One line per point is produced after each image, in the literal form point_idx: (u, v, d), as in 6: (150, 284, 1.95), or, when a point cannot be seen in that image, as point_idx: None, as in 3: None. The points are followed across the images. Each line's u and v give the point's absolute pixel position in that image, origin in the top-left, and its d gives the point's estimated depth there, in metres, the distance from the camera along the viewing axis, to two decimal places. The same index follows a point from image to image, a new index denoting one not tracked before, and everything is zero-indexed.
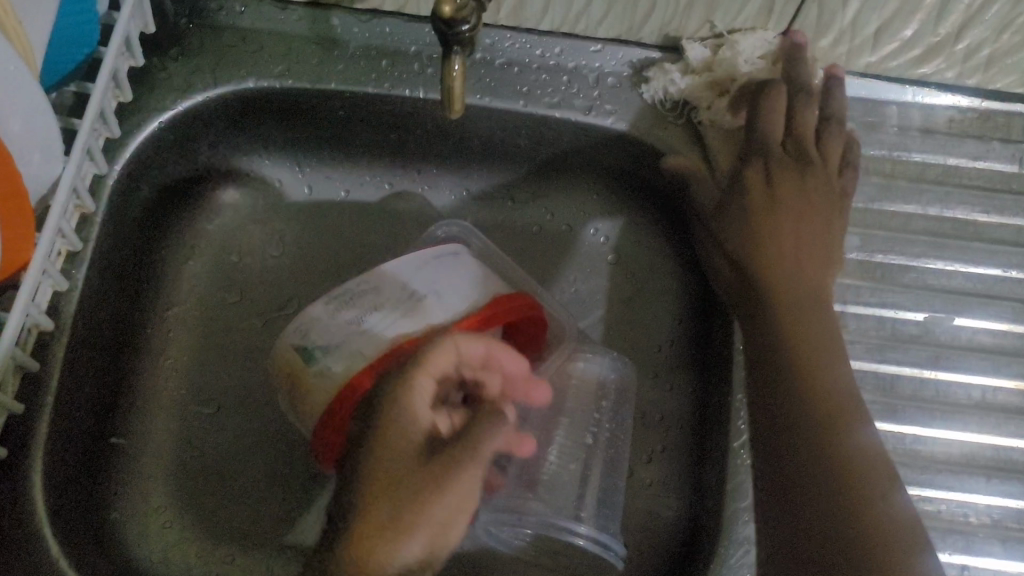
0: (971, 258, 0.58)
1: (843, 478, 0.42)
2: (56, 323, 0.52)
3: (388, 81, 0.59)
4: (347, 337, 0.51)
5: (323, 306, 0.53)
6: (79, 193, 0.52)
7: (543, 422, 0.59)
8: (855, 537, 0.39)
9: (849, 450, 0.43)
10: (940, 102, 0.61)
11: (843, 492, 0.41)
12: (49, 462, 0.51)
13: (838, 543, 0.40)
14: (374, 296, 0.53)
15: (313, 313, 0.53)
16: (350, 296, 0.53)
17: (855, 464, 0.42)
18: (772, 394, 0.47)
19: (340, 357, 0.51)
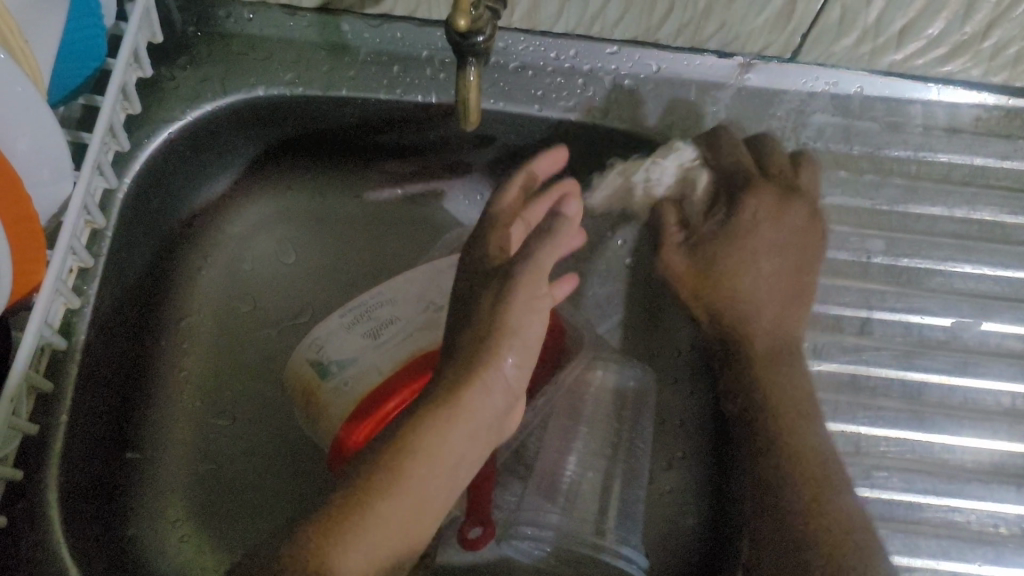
0: (998, 261, 0.57)
1: (800, 471, 0.50)
2: (69, 342, 0.51)
3: (400, 87, 0.58)
4: (362, 354, 0.52)
5: (336, 321, 0.53)
6: (90, 209, 0.51)
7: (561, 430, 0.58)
8: (801, 519, 0.49)
9: (808, 450, 0.51)
10: (967, 100, 0.59)
11: (800, 483, 0.50)
12: (66, 482, 0.50)
13: (787, 524, 0.49)
14: (390, 308, 0.54)
15: (326, 328, 0.53)
16: (363, 311, 0.54)
17: (812, 462, 0.51)
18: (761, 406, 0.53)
19: (355, 372, 0.51)
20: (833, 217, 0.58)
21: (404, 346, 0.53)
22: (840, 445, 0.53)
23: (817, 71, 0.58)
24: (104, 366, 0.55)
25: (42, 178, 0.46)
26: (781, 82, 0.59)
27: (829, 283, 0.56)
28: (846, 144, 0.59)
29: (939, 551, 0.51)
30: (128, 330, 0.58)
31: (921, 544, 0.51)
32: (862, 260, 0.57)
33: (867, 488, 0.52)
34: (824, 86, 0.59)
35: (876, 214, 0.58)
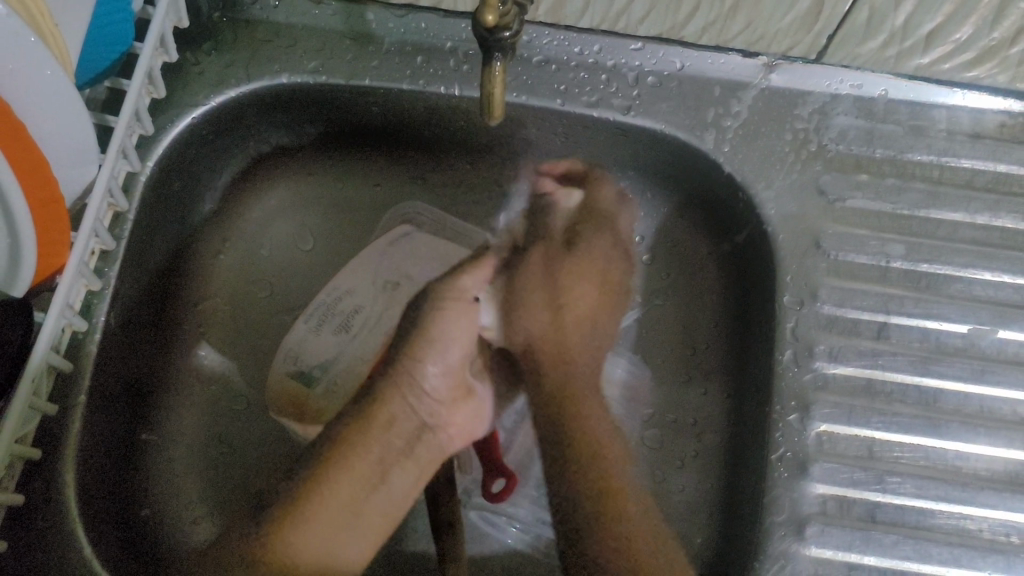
0: (1020, 269, 0.57)
1: (756, 474, 0.53)
2: (88, 323, 0.51)
3: (424, 78, 0.58)
4: (342, 350, 0.59)
5: (303, 326, 0.59)
6: (113, 192, 0.51)
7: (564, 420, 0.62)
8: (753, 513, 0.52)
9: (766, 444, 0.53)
10: (991, 106, 0.59)
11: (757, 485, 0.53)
12: (83, 463, 0.50)
13: (746, 520, 0.53)
14: (352, 299, 0.60)
15: (297, 335, 0.59)
16: (325, 311, 0.59)
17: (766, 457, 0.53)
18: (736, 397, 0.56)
19: (341, 369, 0.58)
20: (853, 220, 0.57)
21: (376, 330, 0.60)
22: (854, 449, 0.53)
23: (841, 73, 0.58)
24: (121, 348, 0.55)
25: (67, 161, 0.46)
26: (804, 83, 0.59)
27: (848, 286, 0.56)
28: (869, 147, 0.58)
29: (950, 558, 0.51)
30: (146, 314, 0.58)
31: (932, 551, 0.51)
32: (881, 264, 0.57)
33: (879, 493, 0.52)
34: (848, 88, 0.59)
35: (897, 219, 0.58)
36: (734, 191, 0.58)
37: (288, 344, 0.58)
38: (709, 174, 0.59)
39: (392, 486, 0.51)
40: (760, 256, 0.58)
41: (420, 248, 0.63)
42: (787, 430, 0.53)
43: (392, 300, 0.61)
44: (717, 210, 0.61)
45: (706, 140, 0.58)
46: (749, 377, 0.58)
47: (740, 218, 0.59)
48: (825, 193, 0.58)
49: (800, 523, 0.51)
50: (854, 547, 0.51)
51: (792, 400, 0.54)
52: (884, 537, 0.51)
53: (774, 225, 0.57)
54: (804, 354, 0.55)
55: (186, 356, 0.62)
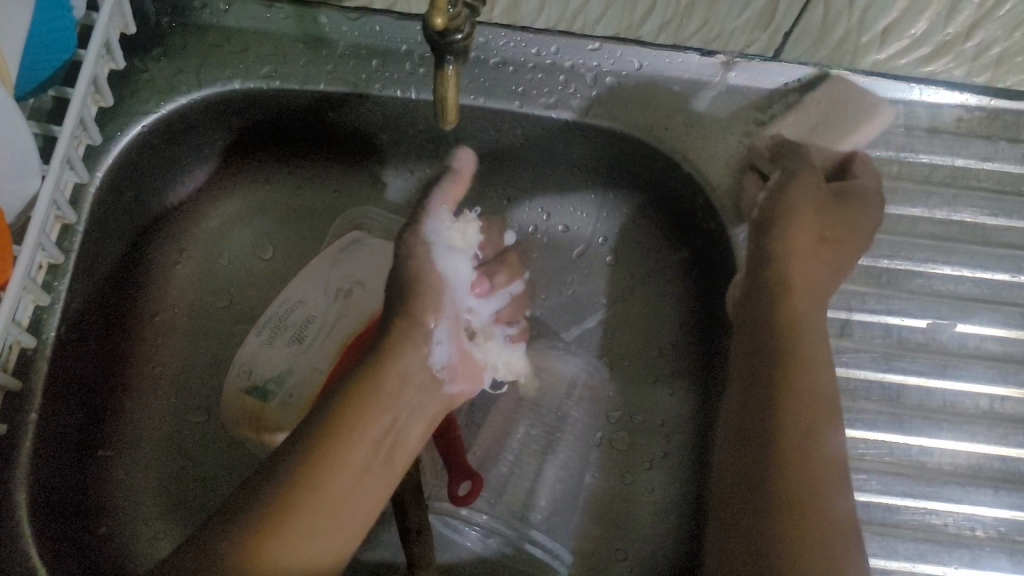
0: (978, 263, 0.57)
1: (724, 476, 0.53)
2: (38, 338, 0.50)
3: (379, 82, 0.57)
4: (295, 361, 0.56)
5: (256, 340, 0.57)
6: (60, 203, 0.49)
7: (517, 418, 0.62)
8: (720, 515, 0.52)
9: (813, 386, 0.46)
10: (949, 101, 0.59)
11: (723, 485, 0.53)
12: (34, 482, 0.49)
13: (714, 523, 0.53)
14: (303, 310, 0.58)
15: (248, 353, 0.56)
16: (278, 322, 0.57)
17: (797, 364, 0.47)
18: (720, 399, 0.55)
19: (295, 383, 0.55)
20: None
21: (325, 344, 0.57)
22: None
23: (798, 71, 0.58)
24: (74, 362, 0.54)
25: (8, 174, 0.45)
26: (763, 81, 0.58)
27: None
28: None
29: (916, 554, 0.51)
30: (100, 327, 0.57)
31: (899, 547, 0.51)
32: None
33: None
34: (809, 86, 0.58)
35: None
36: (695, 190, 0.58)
37: (239, 364, 0.56)
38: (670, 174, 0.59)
39: (352, 508, 0.44)
40: (722, 257, 0.58)
41: (367, 257, 0.61)
42: None
43: (344, 310, 0.58)
44: (679, 209, 0.61)
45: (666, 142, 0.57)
46: (714, 379, 0.57)
47: (702, 219, 0.59)
48: None
49: None
50: None
51: None
52: None
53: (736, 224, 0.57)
54: None
55: (143, 368, 0.61)
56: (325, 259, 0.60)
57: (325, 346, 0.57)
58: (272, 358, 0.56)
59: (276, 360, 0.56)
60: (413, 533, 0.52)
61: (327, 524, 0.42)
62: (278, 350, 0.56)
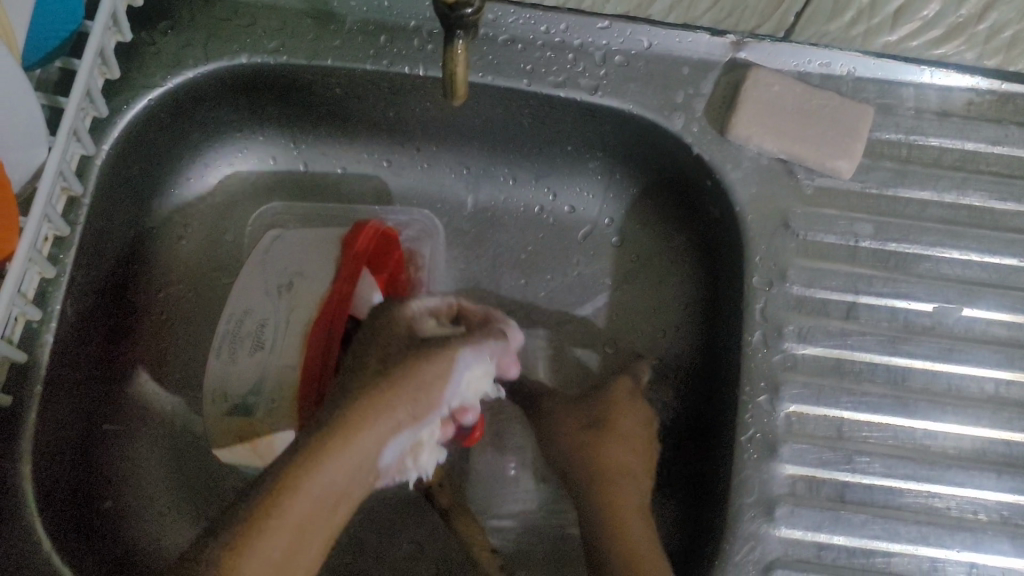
0: (986, 247, 0.57)
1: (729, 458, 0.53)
2: (43, 310, 0.50)
3: (387, 57, 0.57)
4: (264, 367, 0.51)
5: (218, 362, 0.52)
6: (66, 176, 0.49)
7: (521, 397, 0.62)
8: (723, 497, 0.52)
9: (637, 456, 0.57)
10: (959, 84, 0.59)
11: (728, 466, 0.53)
12: (38, 454, 0.49)
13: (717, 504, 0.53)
14: (257, 317, 0.53)
15: (216, 374, 0.52)
16: (234, 335, 0.53)
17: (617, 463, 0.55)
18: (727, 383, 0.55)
19: (273, 387, 0.50)
20: (822, 200, 0.57)
21: None
22: (822, 430, 0.53)
23: (808, 53, 0.58)
24: (79, 335, 0.54)
25: (16, 144, 0.45)
26: (775, 61, 0.58)
27: (818, 266, 0.56)
28: None
29: (918, 537, 0.51)
30: (104, 301, 0.57)
31: (901, 529, 0.51)
32: (850, 244, 0.56)
33: (848, 473, 0.52)
34: (817, 67, 0.58)
35: (866, 198, 0.57)
36: (702, 171, 0.58)
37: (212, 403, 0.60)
38: (677, 155, 0.58)
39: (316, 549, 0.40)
40: (729, 239, 0.58)
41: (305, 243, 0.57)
42: (756, 411, 0.53)
43: (293, 302, 0.53)
44: (684, 191, 0.61)
45: (674, 122, 0.57)
46: (719, 360, 0.57)
47: (710, 202, 0.59)
48: (795, 173, 0.57)
49: (770, 504, 0.51)
50: (824, 527, 0.51)
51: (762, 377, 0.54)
52: (853, 517, 0.51)
53: (743, 205, 0.56)
54: (774, 335, 0.54)
55: (148, 342, 0.61)
56: (255, 266, 0.56)
57: (288, 345, 0.52)
58: (241, 372, 0.52)
59: (242, 371, 0.52)
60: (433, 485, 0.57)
61: (291, 557, 0.39)
62: (242, 365, 0.52)
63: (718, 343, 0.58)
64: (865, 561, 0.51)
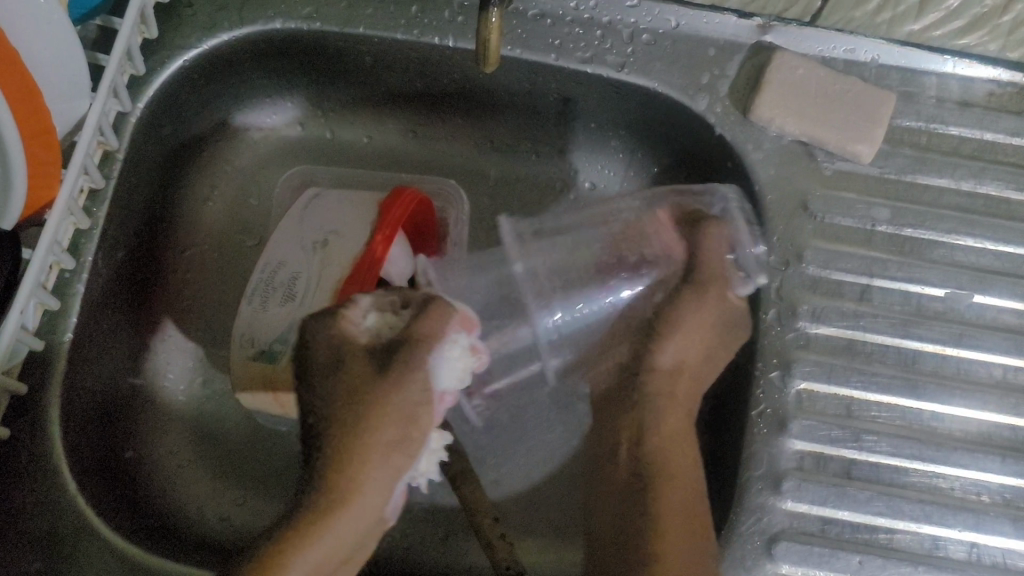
0: (1001, 236, 0.58)
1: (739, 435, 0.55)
2: (76, 261, 0.51)
3: (418, 28, 0.58)
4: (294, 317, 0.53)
5: (248, 308, 0.54)
6: (105, 131, 0.51)
7: None
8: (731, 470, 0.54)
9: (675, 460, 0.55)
10: (981, 75, 0.59)
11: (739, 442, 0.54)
12: (66, 401, 0.50)
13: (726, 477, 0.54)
14: (288, 267, 0.55)
15: (244, 319, 0.54)
16: (265, 285, 0.55)
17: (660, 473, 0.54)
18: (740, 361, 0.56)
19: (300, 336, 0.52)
20: (841, 183, 0.58)
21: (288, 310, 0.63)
22: (832, 408, 0.54)
23: (834, 39, 0.58)
24: (108, 289, 0.55)
25: (60, 94, 0.46)
26: (800, 45, 0.58)
27: (834, 248, 0.57)
28: None
29: (922, 515, 0.52)
30: (133, 257, 0.58)
31: (905, 507, 0.52)
32: (866, 227, 0.57)
33: (855, 451, 0.53)
34: (841, 54, 0.58)
35: (884, 183, 0.58)
36: (722, 151, 0.59)
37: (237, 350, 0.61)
38: (700, 134, 0.59)
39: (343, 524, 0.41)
40: None
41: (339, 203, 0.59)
42: (767, 387, 0.54)
43: (325, 258, 0.55)
44: (704, 171, 0.62)
45: (698, 102, 0.58)
46: None
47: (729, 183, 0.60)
48: (815, 156, 0.58)
49: (777, 477, 0.52)
50: (829, 502, 0.52)
51: (775, 355, 0.55)
52: (859, 493, 0.52)
53: (762, 186, 0.57)
54: (787, 314, 0.56)
55: (173, 300, 0.62)
56: (294, 218, 0.58)
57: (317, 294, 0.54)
58: (271, 319, 0.53)
59: (272, 317, 0.53)
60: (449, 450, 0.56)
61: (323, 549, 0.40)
62: (274, 313, 0.53)
63: None
64: (869, 537, 0.52)
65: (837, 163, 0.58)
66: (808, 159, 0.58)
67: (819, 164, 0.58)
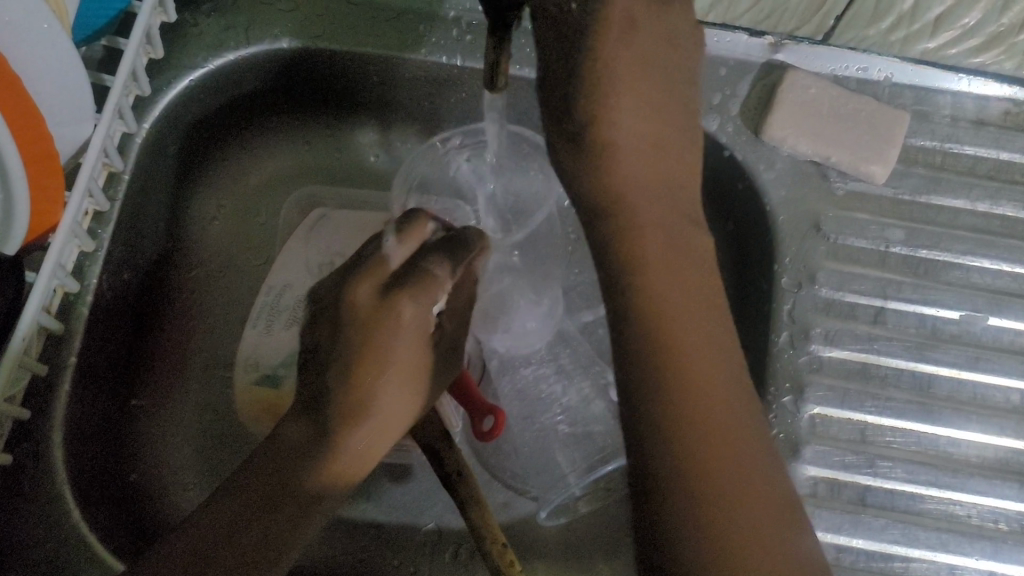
0: (1017, 257, 0.57)
1: None
2: (80, 284, 0.50)
3: (425, 46, 0.57)
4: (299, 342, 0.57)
5: (254, 332, 0.58)
6: (108, 153, 0.50)
7: (545, 388, 0.63)
8: None
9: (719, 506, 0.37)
10: (996, 93, 0.58)
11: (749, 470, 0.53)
12: (70, 425, 0.50)
13: None
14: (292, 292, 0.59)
15: (249, 344, 0.58)
16: (271, 309, 0.59)
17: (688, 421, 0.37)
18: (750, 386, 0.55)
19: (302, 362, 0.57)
20: (853, 204, 0.57)
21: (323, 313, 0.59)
22: (846, 433, 0.53)
23: (847, 57, 0.57)
24: (112, 310, 0.54)
25: (65, 118, 0.46)
26: (811, 64, 0.57)
27: (847, 270, 0.56)
28: None
29: (938, 543, 0.51)
30: (141, 277, 0.57)
31: (920, 535, 0.51)
32: (880, 248, 0.57)
33: (870, 477, 0.52)
34: (854, 72, 0.57)
35: (897, 204, 0.57)
36: (731, 171, 0.58)
37: (244, 355, 0.57)
38: (711, 154, 0.58)
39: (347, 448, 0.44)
40: (759, 238, 0.58)
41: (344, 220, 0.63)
42: (780, 412, 0.53)
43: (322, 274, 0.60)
44: (714, 190, 0.61)
45: (708, 121, 0.57)
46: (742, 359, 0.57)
47: (741, 202, 0.59)
48: (828, 176, 0.57)
49: None
50: (844, 530, 0.51)
51: (788, 378, 0.54)
52: (874, 521, 0.52)
53: (774, 205, 0.56)
54: (800, 337, 0.55)
55: (178, 320, 0.61)
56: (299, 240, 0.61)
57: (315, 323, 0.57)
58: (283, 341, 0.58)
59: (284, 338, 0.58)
60: (455, 476, 0.54)
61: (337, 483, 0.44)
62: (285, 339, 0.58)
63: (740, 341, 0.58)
64: (884, 565, 0.51)
65: (849, 184, 0.57)
66: (820, 179, 0.57)
67: (832, 184, 0.57)
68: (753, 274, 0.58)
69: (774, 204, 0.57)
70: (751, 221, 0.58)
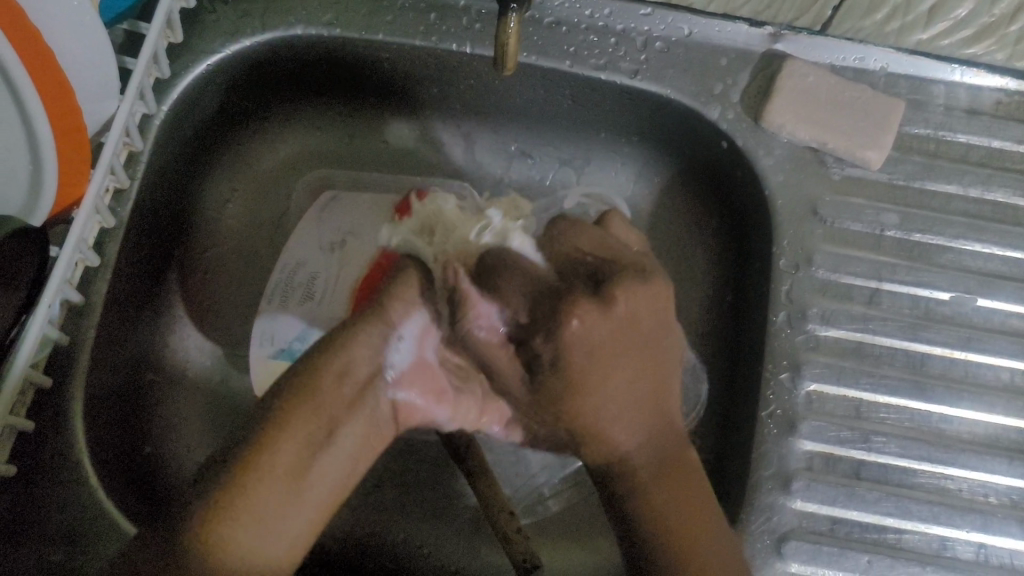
0: (1009, 242, 0.58)
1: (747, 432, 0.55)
2: (100, 260, 0.52)
3: (436, 34, 0.59)
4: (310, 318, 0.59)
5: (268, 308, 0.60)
6: (130, 132, 0.52)
7: None
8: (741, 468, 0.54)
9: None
10: (989, 84, 0.60)
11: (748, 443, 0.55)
12: (88, 396, 0.51)
13: (733, 475, 0.55)
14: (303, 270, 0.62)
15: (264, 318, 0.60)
16: (285, 287, 0.61)
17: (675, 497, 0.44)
18: (750, 364, 0.57)
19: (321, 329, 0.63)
20: (850, 189, 0.59)
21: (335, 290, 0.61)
22: (841, 409, 0.55)
23: (844, 48, 0.59)
24: (130, 284, 0.56)
25: (88, 96, 0.47)
26: (809, 54, 0.59)
27: (844, 253, 0.58)
28: None
29: (930, 516, 0.53)
30: (157, 254, 0.59)
31: (912, 508, 0.53)
32: (875, 232, 0.58)
33: (864, 451, 0.54)
34: (851, 61, 0.59)
35: (893, 189, 0.59)
36: (732, 158, 0.60)
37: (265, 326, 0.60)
38: (712, 140, 0.60)
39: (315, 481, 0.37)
40: (758, 223, 0.60)
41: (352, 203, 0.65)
42: (778, 389, 0.55)
43: (344, 257, 0.62)
44: (715, 175, 0.63)
45: (709, 108, 0.59)
46: (743, 338, 0.59)
47: (742, 188, 0.61)
48: (825, 161, 0.59)
49: (787, 477, 0.53)
50: (838, 502, 0.53)
51: (786, 356, 0.55)
52: (868, 494, 0.53)
53: (773, 189, 0.58)
54: (798, 317, 0.56)
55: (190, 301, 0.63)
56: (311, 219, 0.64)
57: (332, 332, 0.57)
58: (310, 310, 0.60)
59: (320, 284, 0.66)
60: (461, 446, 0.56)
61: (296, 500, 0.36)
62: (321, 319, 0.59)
63: (740, 320, 0.60)
64: (877, 536, 0.52)
65: (847, 169, 0.59)
66: (818, 166, 0.59)
67: (829, 170, 0.59)
68: (753, 255, 0.60)
69: (774, 188, 0.58)
70: (752, 205, 0.60)
